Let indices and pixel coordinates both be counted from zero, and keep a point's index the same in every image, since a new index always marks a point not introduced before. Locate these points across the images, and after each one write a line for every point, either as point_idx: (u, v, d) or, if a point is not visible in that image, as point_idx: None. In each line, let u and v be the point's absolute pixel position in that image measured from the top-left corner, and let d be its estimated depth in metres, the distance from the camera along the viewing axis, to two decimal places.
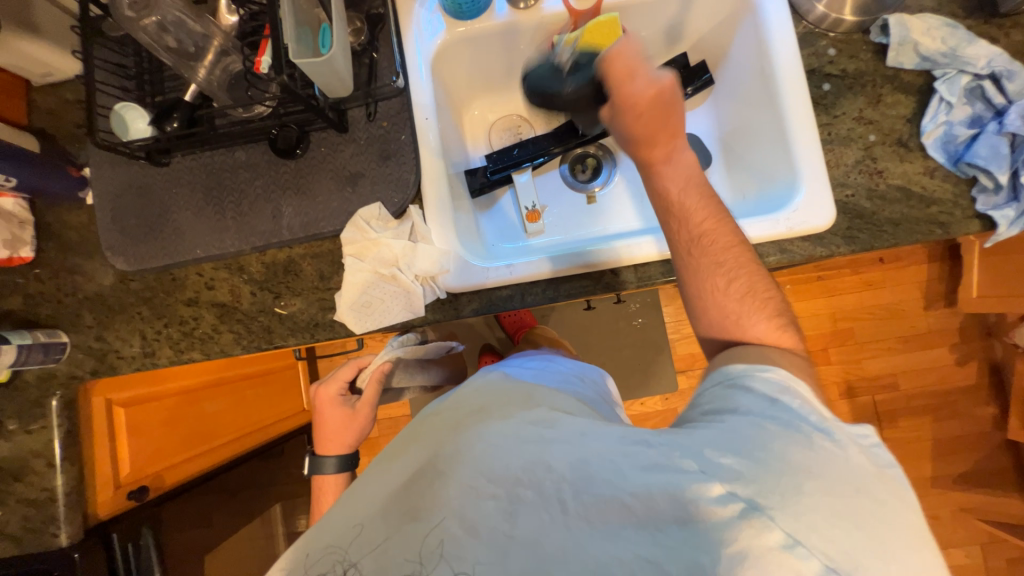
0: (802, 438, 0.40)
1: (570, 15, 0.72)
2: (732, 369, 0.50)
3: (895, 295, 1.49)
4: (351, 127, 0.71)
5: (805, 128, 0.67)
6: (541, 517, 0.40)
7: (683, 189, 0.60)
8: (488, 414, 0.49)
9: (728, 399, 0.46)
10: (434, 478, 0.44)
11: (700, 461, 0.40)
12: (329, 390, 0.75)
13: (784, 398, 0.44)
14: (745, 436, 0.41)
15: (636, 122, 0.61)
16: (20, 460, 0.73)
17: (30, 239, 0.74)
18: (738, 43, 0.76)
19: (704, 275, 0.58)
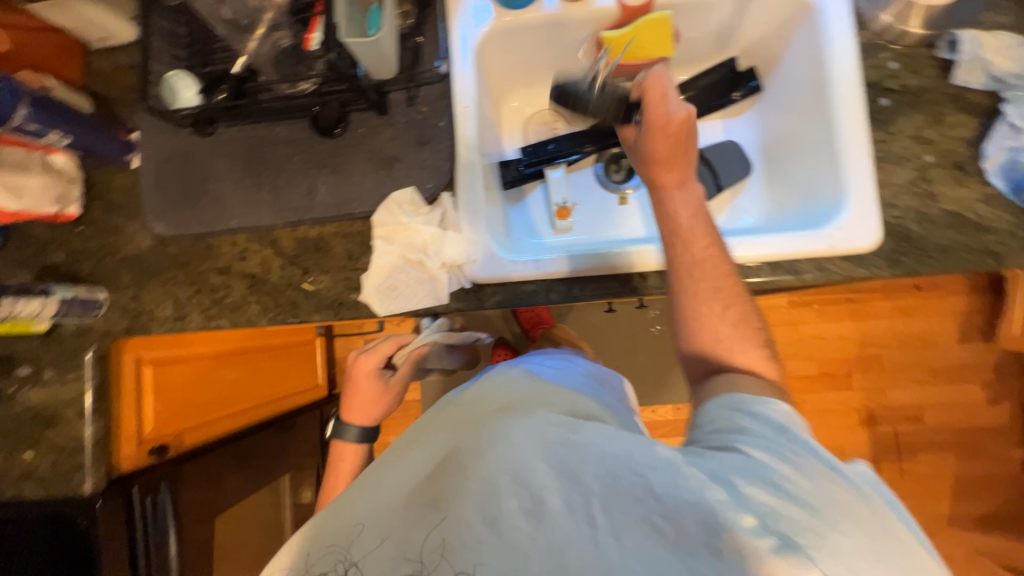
0: (825, 470, 0.40)
1: (620, 10, 0.70)
2: (739, 397, 0.48)
3: (928, 324, 1.44)
4: (391, 110, 0.71)
5: (856, 145, 0.65)
6: (565, 521, 0.41)
7: (693, 216, 0.59)
8: (513, 415, 0.51)
9: (733, 426, 0.45)
10: (461, 474, 0.47)
11: (731, 488, 0.39)
12: (369, 362, 0.79)
13: (794, 429, 0.43)
14: (770, 468, 0.40)
15: (659, 144, 0.60)
16: (55, 407, 0.77)
17: (77, 197, 0.77)
18: (789, 52, 0.74)
19: (701, 300, 0.56)
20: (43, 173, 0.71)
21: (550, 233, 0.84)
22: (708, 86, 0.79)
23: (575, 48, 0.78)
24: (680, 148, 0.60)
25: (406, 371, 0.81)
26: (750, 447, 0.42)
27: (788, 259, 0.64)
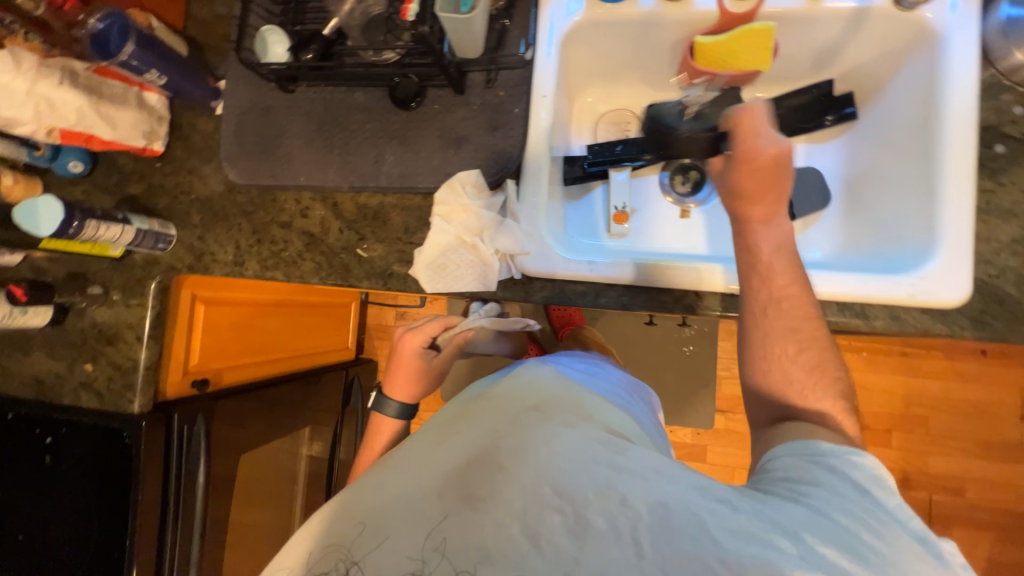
0: (907, 542, 0.40)
1: (720, 16, 0.67)
2: (819, 445, 0.47)
3: (987, 393, 1.33)
4: (468, 90, 0.71)
5: (961, 194, 0.59)
6: (608, 543, 0.41)
7: (776, 252, 0.56)
8: (550, 423, 0.52)
9: (808, 478, 0.44)
10: (500, 476, 0.47)
11: (800, 542, 0.39)
12: (415, 340, 0.80)
13: (877, 492, 0.43)
14: (852, 533, 0.40)
15: (746, 179, 0.57)
16: (117, 328, 0.82)
17: (163, 136, 0.81)
18: (898, 84, 0.69)
19: (774, 340, 0.54)
20: (136, 108, 0.75)
21: (605, 236, 0.82)
22: (797, 107, 0.75)
23: (663, 50, 0.75)
24: (774, 185, 0.57)
25: (450, 352, 0.82)
26: (828, 506, 0.42)
27: (861, 302, 0.60)
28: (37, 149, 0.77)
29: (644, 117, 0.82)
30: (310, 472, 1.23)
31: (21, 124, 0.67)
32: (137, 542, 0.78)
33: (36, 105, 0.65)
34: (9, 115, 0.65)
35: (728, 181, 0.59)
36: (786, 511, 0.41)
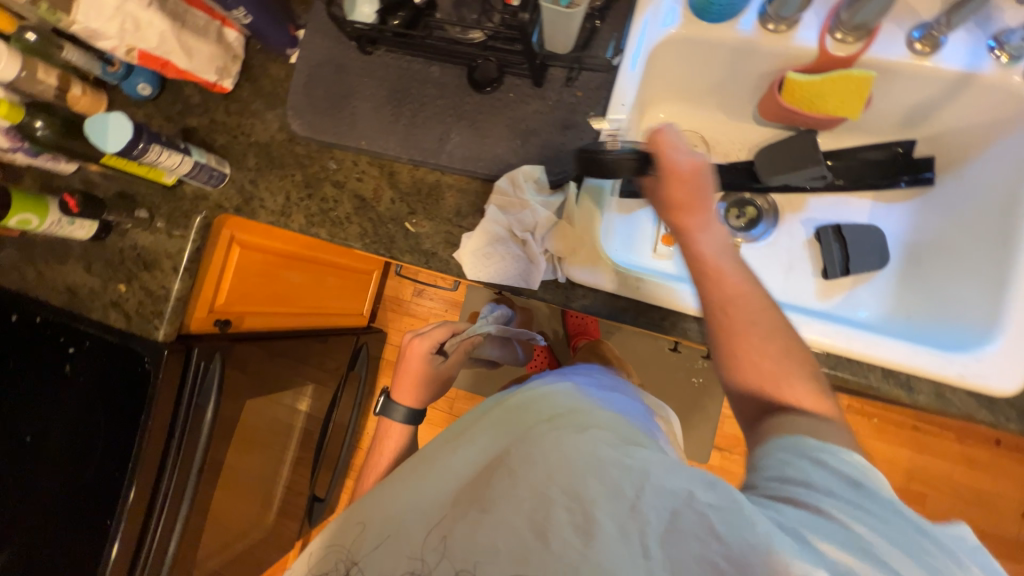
0: (905, 533, 0.39)
1: (818, 55, 0.64)
2: (808, 438, 0.46)
3: (992, 484, 1.30)
4: (546, 84, 0.70)
5: None
6: (612, 541, 0.40)
7: (718, 254, 0.55)
8: (563, 426, 0.51)
9: (799, 476, 0.43)
10: (509, 478, 0.46)
11: (800, 539, 0.38)
12: (422, 345, 0.82)
13: (871, 481, 0.42)
14: (854, 529, 0.39)
15: (672, 191, 0.57)
16: (155, 255, 0.83)
17: (233, 74, 0.80)
18: (982, 162, 0.67)
19: (736, 338, 0.53)
20: (215, 42, 0.75)
21: (649, 255, 0.79)
22: (872, 162, 0.74)
23: (749, 80, 0.73)
24: (702, 197, 0.57)
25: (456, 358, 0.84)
26: (822, 504, 0.41)
27: (907, 372, 0.59)
28: (111, 66, 0.78)
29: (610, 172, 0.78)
30: (305, 428, 1.24)
31: (104, 38, 0.67)
32: (141, 468, 0.79)
33: (122, 23, 0.65)
34: (94, 26, 0.64)
35: (660, 196, 0.58)
36: (782, 514, 0.40)
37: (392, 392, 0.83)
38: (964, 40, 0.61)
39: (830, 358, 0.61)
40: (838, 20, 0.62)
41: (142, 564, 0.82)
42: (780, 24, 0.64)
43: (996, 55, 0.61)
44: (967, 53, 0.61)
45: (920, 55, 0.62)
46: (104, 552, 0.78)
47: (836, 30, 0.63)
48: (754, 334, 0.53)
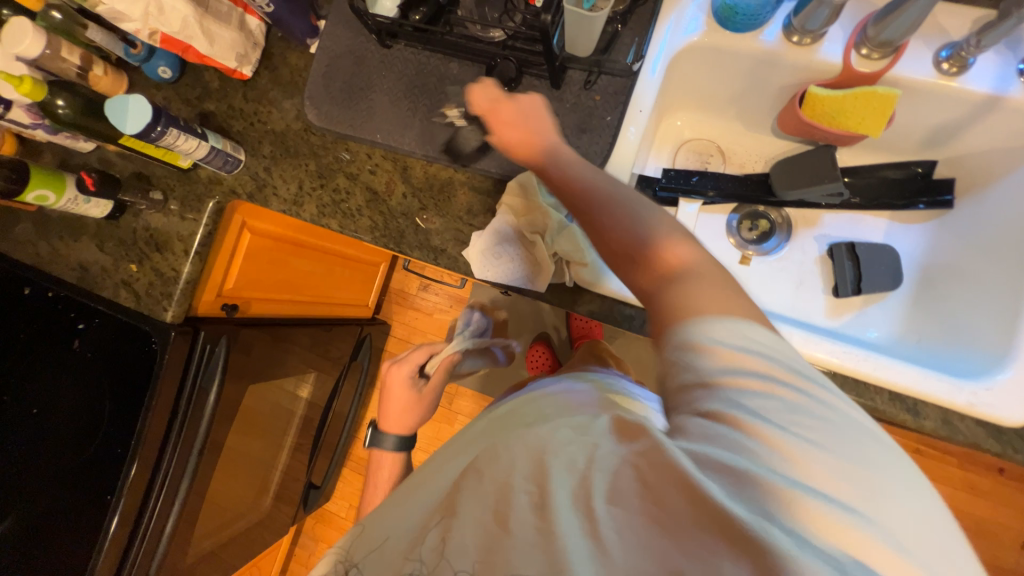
0: (792, 411, 0.38)
1: (842, 71, 0.63)
2: (697, 329, 0.42)
3: (993, 512, 1.29)
4: (564, 87, 0.69)
5: None
6: (568, 516, 0.38)
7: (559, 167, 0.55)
8: (533, 419, 0.49)
9: (695, 374, 0.41)
10: (476, 479, 0.45)
11: (699, 460, 0.38)
12: (401, 370, 0.85)
13: (759, 363, 0.40)
14: (763, 423, 0.38)
15: (506, 130, 0.60)
16: (168, 237, 0.84)
17: (253, 62, 0.80)
18: (1003, 187, 0.66)
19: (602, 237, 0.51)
20: (237, 29, 0.76)
21: None
22: (890, 181, 0.73)
23: (770, 92, 0.72)
24: (532, 125, 0.60)
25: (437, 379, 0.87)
26: (717, 406, 0.39)
27: (915, 397, 0.58)
28: (134, 48, 0.79)
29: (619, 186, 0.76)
30: (305, 416, 1.25)
31: (129, 20, 0.67)
32: (143, 446, 0.80)
33: (146, 6, 0.66)
34: (120, 8, 0.66)
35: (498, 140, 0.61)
36: (694, 445, 0.39)
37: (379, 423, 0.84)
38: (993, 61, 0.60)
39: (837, 378, 0.60)
40: (864, 36, 0.61)
41: (139, 541, 0.83)
42: (806, 37, 0.63)
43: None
44: (995, 75, 0.60)
45: (947, 75, 0.61)
46: (103, 527, 0.79)
47: (862, 45, 0.62)
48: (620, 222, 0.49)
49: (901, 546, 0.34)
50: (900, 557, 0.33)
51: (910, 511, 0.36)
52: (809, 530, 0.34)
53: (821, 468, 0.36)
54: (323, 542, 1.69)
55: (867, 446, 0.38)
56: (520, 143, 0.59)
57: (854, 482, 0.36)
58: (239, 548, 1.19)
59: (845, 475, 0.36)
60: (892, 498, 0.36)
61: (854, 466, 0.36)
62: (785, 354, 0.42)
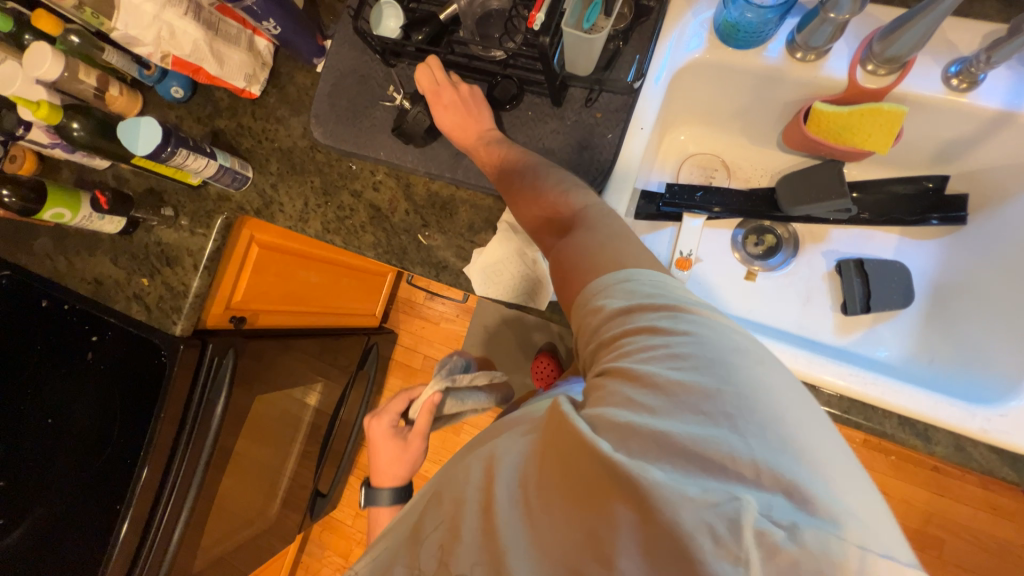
0: (681, 358, 0.40)
1: (848, 87, 0.63)
2: (593, 288, 0.47)
3: (1018, 534, 1.24)
4: (565, 104, 0.70)
5: None
6: (507, 513, 0.40)
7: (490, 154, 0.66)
8: (489, 436, 0.51)
9: (596, 334, 0.45)
10: (438, 502, 0.46)
11: (593, 424, 0.40)
12: (382, 421, 0.87)
13: (649, 315, 0.43)
14: (649, 367, 0.40)
15: (442, 115, 0.69)
16: (178, 252, 0.86)
17: (261, 81, 0.82)
18: (1020, 203, 0.64)
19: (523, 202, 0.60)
20: (245, 50, 0.78)
21: None
22: (901, 196, 0.71)
23: (774, 107, 0.71)
24: (468, 114, 0.69)
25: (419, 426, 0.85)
26: (613, 365, 0.42)
27: (925, 422, 0.57)
28: (148, 70, 0.81)
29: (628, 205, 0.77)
30: (312, 425, 1.26)
31: (142, 44, 0.70)
32: (150, 457, 0.81)
33: (159, 30, 0.68)
34: (134, 34, 0.68)
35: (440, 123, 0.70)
36: (592, 406, 0.42)
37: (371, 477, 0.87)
38: (1005, 77, 0.59)
39: (844, 402, 0.59)
40: (870, 52, 0.60)
41: (146, 552, 0.84)
42: (809, 54, 0.63)
43: None
44: (1008, 90, 0.58)
45: (957, 91, 0.59)
46: (111, 537, 0.80)
47: (868, 61, 0.61)
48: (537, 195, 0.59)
49: (781, 460, 0.35)
50: (776, 466, 0.35)
51: (791, 420, 0.37)
52: (688, 458, 0.36)
53: (704, 401, 0.38)
54: (330, 550, 1.70)
55: (747, 366, 0.39)
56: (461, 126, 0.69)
57: (734, 406, 0.37)
58: (246, 556, 1.20)
59: (726, 404, 0.38)
60: (771, 411, 0.37)
61: (734, 389, 0.38)
62: (676, 294, 0.44)
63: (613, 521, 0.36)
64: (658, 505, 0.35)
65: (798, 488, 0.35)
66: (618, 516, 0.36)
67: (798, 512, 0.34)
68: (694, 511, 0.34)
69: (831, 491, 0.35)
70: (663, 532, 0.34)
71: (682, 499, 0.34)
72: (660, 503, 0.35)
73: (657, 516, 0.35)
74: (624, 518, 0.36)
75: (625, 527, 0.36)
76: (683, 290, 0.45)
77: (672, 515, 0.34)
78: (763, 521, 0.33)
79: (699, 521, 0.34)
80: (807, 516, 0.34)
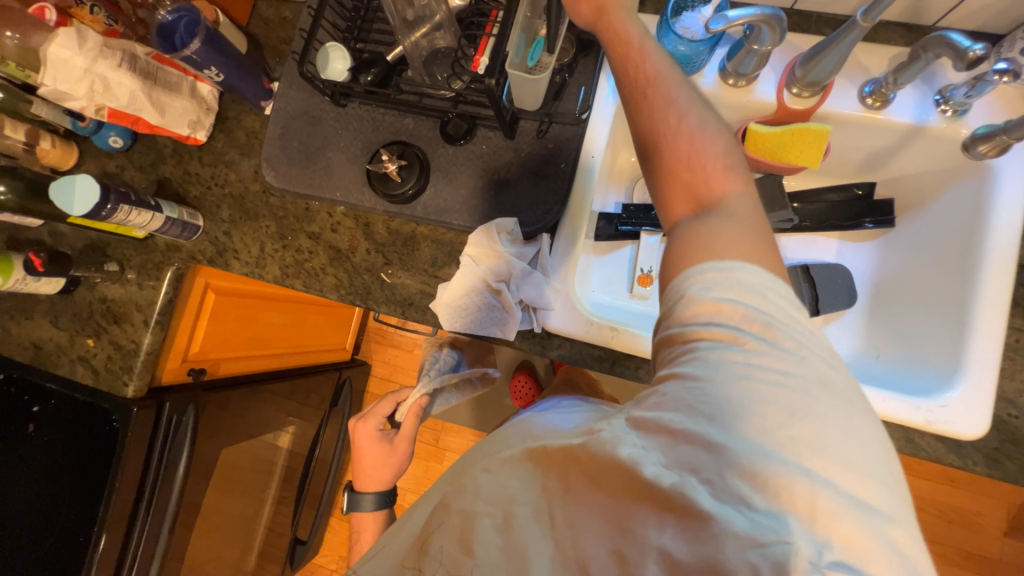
0: (761, 365, 0.40)
1: (777, 108, 0.67)
2: (700, 271, 0.44)
3: (975, 505, 1.32)
4: (518, 137, 0.71)
5: (991, 332, 0.60)
6: (529, 529, 0.44)
7: (643, 47, 0.54)
8: (509, 439, 0.53)
9: (684, 336, 0.44)
10: (444, 513, 0.49)
11: (641, 433, 0.41)
12: (369, 425, 0.84)
13: (739, 325, 0.42)
14: (722, 361, 0.41)
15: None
16: (126, 308, 0.81)
17: (207, 126, 0.80)
18: (942, 201, 0.69)
19: (661, 137, 0.51)
20: (188, 97, 0.76)
21: (625, 295, 0.81)
22: (835, 204, 0.76)
23: None
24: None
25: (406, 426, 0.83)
26: (688, 372, 0.42)
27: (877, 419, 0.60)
28: (82, 121, 0.78)
29: (597, 217, 0.81)
30: (287, 471, 1.21)
31: (73, 98, 0.67)
32: (104, 536, 0.75)
33: (91, 83, 0.66)
34: (63, 88, 0.65)
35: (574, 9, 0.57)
36: (646, 411, 0.42)
37: (356, 482, 0.83)
38: (912, 94, 0.64)
39: None
40: (793, 76, 0.64)
41: None
42: (740, 80, 0.66)
43: (942, 108, 0.63)
44: (915, 107, 0.64)
45: (872, 109, 0.65)
46: None
47: (792, 85, 0.65)
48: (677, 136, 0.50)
49: (846, 506, 0.35)
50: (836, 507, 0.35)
51: (860, 465, 0.37)
52: (745, 494, 0.36)
53: (780, 433, 0.37)
54: None
55: (831, 410, 0.38)
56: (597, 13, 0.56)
57: (801, 439, 0.37)
58: None
59: (793, 433, 0.37)
60: (840, 454, 0.37)
61: (806, 425, 0.38)
62: (770, 291, 0.43)
63: (650, 544, 0.38)
64: (703, 534, 0.36)
65: (860, 543, 0.34)
66: (655, 537, 0.38)
67: (852, 565, 0.34)
68: (738, 549, 0.35)
69: (893, 548, 0.34)
70: (701, 560, 0.36)
71: (727, 534, 0.35)
72: (704, 532, 0.36)
73: (699, 544, 0.36)
74: (661, 544, 0.38)
75: (660, 552, 0.38)
76: (779, 282, 0.44)
77: (716, 548, 0.35)
78: (813, 570, 0.34)
79: (742, 558, 0.35)
80: (858, 569, 0.34)
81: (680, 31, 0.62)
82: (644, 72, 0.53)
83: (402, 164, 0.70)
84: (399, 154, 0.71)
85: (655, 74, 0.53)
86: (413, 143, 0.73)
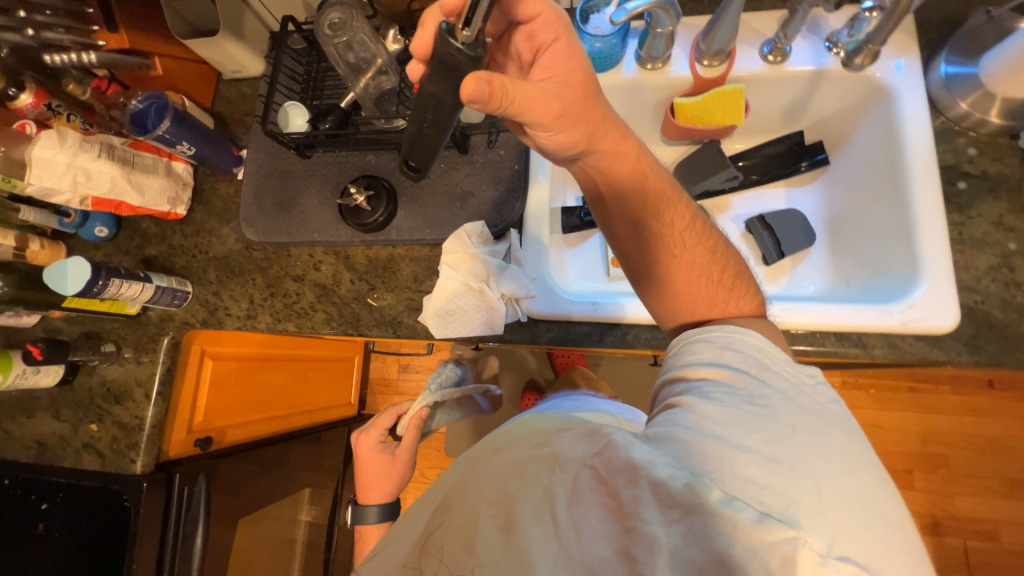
0: (764, 409, 0.46)
1: (694, 80, 0.74)
2: (705, 333, 0.54)
3: (1004, 429, 1.30)
4: (471, 150, 0.77)
5: (941, 256, 0.63)
6: (531, 529, 0.43)
7: (670, 198, 0.60)
8: (508, 443, 0.52)
9: (686, 374, 0.52)
10: (444, 511, 0.48)
11: (649, 440, 0.46)
12: (370, 437, 0.83)
13: (741, 372, 0.50)
14: (723, 394, 0.48)
15: (568, 130, 0.55)
16: (126, 386, 0.82)
17: (185, 200, 0.85)
18: (861, 141, 0.76)
19: (695, 281, 0.58)
20: (164, 176, 0.81)
21: (604, 279, 0.86)
22: (773, 155, 0.83)
23: (646, 112, 0.82)
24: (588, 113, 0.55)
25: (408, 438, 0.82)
26: (696, 403, 0.48)
27: (856, 330, 0.63)
28: (67, 217, 0.82)
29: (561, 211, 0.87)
30: (308, 537, 1.18)
31: (58, 192, 0.72)
32: None
33: (74, 176, 0.71)
34: (48, 184, 0.71)
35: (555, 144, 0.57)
36: (655, 427, 0.48)
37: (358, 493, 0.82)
38: (805, 44, 0.72)
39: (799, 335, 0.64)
40: (701, 50, 0.71)
41: None
42: (657, 63, 0.74)
43: (834, 51, 0.71)
44: (812, 54, 0.72)
45: (775, 64, 0.72)
46: None
47: (702, 57, 0.72)
48: (713, 286, 0.58)
49: (839, 499, 0.40)
50: (827, 501, 0.40)
51: (852, 471, 0.42)
52: (755, 496, 0.40)
53: (782, 446, 0.43)
54: None
55: (822, 428, 0.45)
56: (585, 140, 0.57)
57: (805, 449, 0.43)
58: None
59: (792, 444, 0.43)
60: (828, 454, 0.43)
61: (803, 441, 0.44)
62: (765, 351, 0.51)
63: (658, 542, 0.40)
64: (710, 530, 0.39)
65: (856, 535, 0.39)
66: (664, 534, 0.40)
67: (857, 559, 0.38)
68: (749, 544, 0.38)
69: (886, 537, 0.39)
70: (711, 556, 0.38)
71: (739, 532, 0.38)
72: (710, 528, 0.39)
73: (710, 542, 0.39)
74: (670, 541, 0.40)
75: (665, 547, 0.40)
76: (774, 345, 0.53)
77: (726, 544, 0.38)
78: (822, 563, 0.37)
79: (753, 555, 0.38)
80: (861, 563, 0.38)
81: (592, 31, 0.69)
82: (680, 223, 0.59)
83: (370, 195, 0.75)
84: (366, 186, 0.77)
85: (672, 212, 0.59)
86: (378, 175, 0.78)
